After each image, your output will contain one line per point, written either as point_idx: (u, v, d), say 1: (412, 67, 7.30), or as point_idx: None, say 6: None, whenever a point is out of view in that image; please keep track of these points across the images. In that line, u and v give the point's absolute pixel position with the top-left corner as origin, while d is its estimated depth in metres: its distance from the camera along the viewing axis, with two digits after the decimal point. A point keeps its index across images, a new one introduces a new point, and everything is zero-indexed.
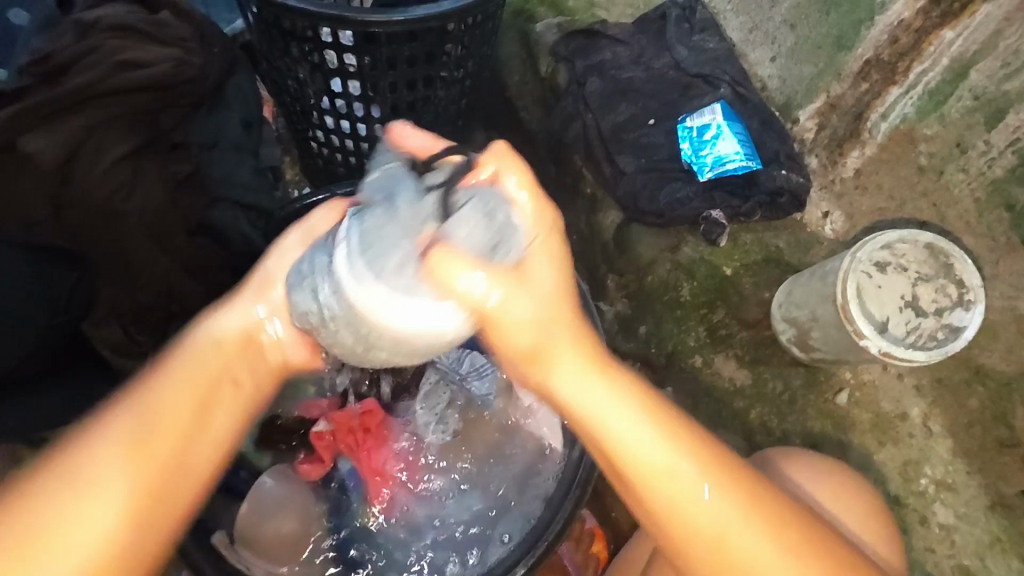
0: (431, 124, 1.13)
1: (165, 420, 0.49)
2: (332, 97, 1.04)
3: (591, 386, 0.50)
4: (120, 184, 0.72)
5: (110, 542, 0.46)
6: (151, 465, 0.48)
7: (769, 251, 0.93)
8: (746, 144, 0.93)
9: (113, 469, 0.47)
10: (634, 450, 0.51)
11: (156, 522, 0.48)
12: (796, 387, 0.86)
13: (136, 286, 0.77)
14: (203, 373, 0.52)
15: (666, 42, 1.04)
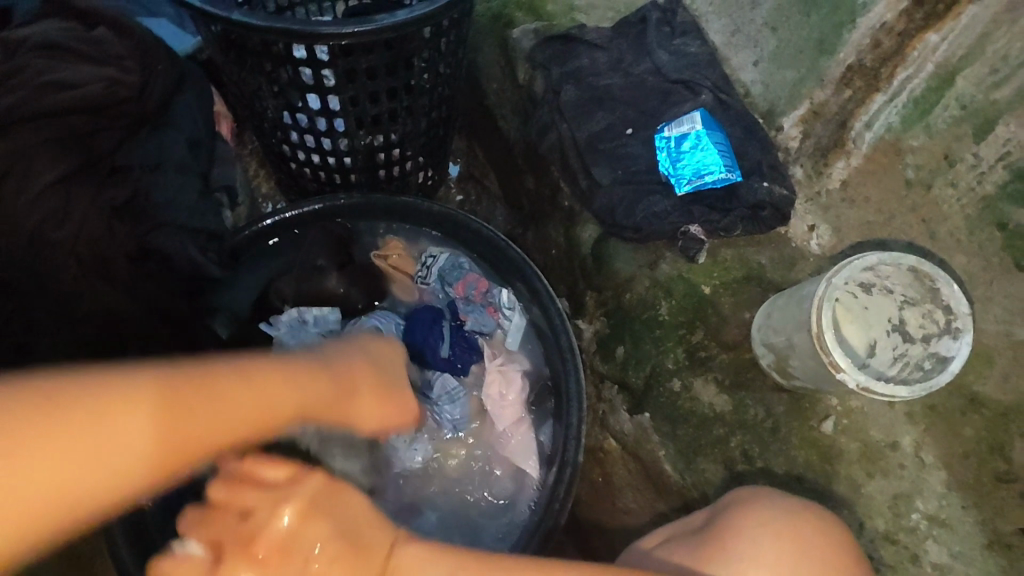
0: (402, 138, 1.10)
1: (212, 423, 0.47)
2: (294, 112, 1.00)
3: None
4: (51, 210, 0.72)
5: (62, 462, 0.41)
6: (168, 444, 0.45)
7: (751, 267, 0.87)
8: (726, 154, 0.88)
9: (133, 428, 0.44)
10: None
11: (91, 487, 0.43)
12: (779, 414, 0.80)
13: (77, 313, 0.77)
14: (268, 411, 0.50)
15: (647, 47, 1.00)
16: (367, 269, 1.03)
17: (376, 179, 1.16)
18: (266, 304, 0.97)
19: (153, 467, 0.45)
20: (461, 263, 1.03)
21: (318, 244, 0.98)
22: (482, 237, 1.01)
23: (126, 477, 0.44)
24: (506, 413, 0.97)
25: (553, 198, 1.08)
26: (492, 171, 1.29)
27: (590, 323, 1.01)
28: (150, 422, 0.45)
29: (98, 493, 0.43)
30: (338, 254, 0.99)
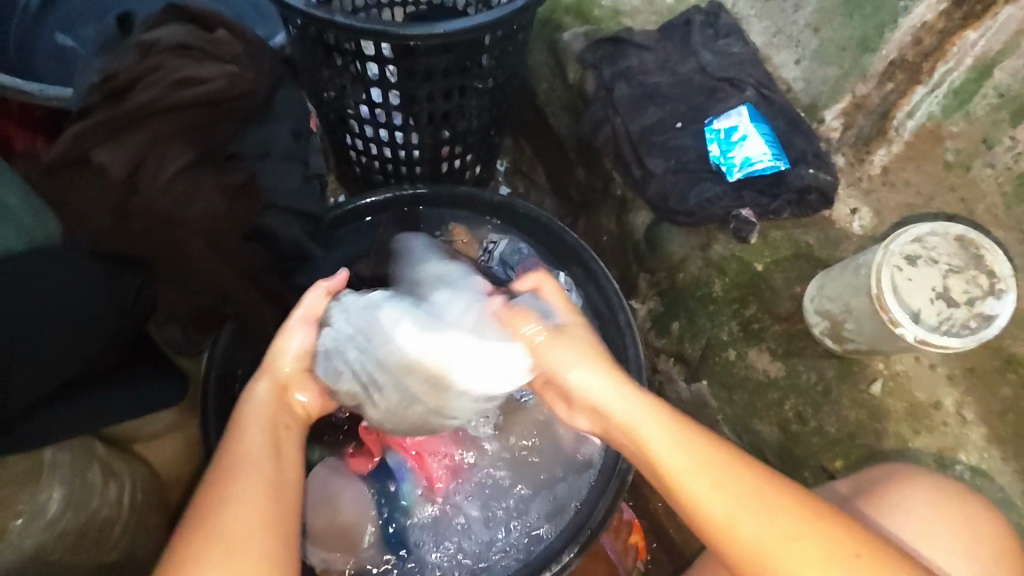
0: (465, 132, 1.18)
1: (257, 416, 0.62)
2: (371, 108, 1.08)
3: (632, 409, 0.66)
4: (181, 193, 0.76)
5: (227, 497, 0.53)
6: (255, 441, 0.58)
7: (799, 247, 0.95)
8: (774, 144, 0.97)
9: (245, 454, 0.57)
10: (672, 467, 0.61)
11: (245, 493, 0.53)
12: (830, 378, 0.88)
13: (194, 288, 0.85)
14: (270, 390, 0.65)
15: (692, 47, 1.08)
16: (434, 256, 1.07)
17: (438, 171, 1.23)
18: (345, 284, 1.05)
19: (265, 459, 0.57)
20: (520, 249, 1.12)
21: (392, 231, 1.05)
22: (531, 220, 1.11)
23: (254, 477, 0.55)
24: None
25: (605, 188, 1.16)
26: (540, 164, 1.38)
27: (643, 302, 1.10)
28: (241, 455, 0.57)
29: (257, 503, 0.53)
30: (409, 239, 1.06)
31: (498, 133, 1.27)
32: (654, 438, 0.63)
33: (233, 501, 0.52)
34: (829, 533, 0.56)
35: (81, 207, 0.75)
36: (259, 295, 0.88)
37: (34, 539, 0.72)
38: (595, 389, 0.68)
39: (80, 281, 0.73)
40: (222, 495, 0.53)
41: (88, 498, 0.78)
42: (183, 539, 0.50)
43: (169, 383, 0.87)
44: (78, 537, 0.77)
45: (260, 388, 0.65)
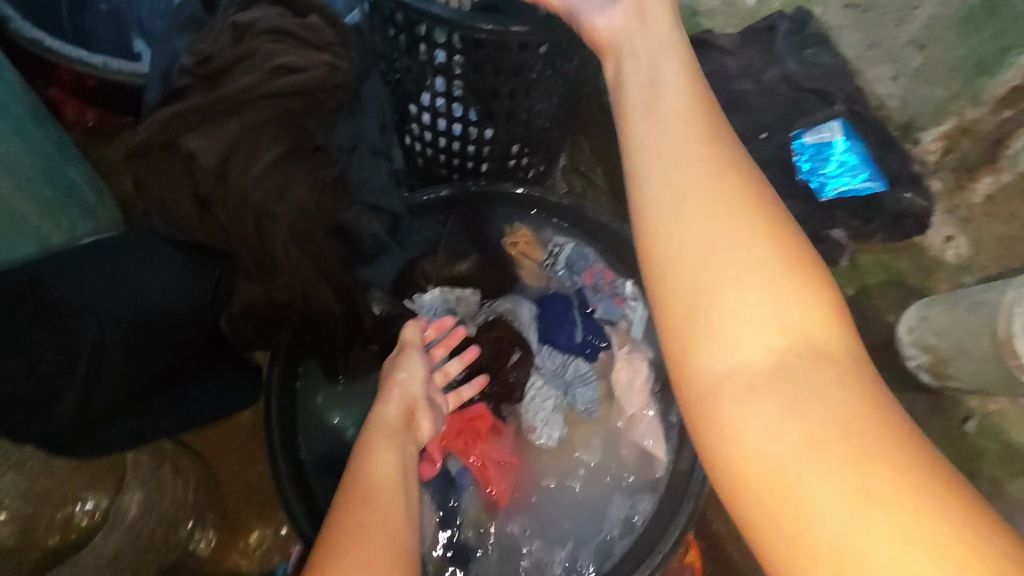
0: (527, 129, 1.04)
1: (384, 432, 0.74)
2: (433, 97, 0.95)
3: (682, 163, 0.49)
4: (271, 189, 0.75)
5: (369, 496, 0.64)
6: (388, 455, 0.71)
7: (891, 272, 0.93)
8: (866, 163, 0.93)
9: (379, 463, 0.69)
10: (679, 241, 0.47)
11: (383, 495, 0.65)
12: (921, 412, 0.85)
13: (273, 284, 0.81)
14: (399, 408, 0.79)
15: (776, 55, 0.99)
16: (500, 260, 1.06)
17: (504, 168, 1.12)
18: (411, 282, 1.03)
19: (397, 474, 0.69)
20: (586, 254, 1.05)
21: (458, 230, 1.02)
22: (603, 227, 1.03)
23: (388, 485, 0.67)
24: (633, 399, 0.98)
25: None
26: (599, 165, 1.33)
27: None
28: (377, 466, 0.69)
29: (394, 510, 0.64)
30: (475, 238, 1.04)
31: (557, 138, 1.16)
32: (685, 207, 0.47)
33: (374, 502, 0.63)
34: (816, 310, 0.45)
35: (165, 194, 0.75)
36: (334, 294, 0.86)
37: (115, 539, 0.88)
38: (649, 109, 0.52)
39: (158, 278, 0.72)
40: (361, 495, 0.64)
41: (160, 499, 0.93)
42: (340, 515, 0.62)
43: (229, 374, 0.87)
44: (152, 535, 0.92)
45: (389, 408, 0.79)
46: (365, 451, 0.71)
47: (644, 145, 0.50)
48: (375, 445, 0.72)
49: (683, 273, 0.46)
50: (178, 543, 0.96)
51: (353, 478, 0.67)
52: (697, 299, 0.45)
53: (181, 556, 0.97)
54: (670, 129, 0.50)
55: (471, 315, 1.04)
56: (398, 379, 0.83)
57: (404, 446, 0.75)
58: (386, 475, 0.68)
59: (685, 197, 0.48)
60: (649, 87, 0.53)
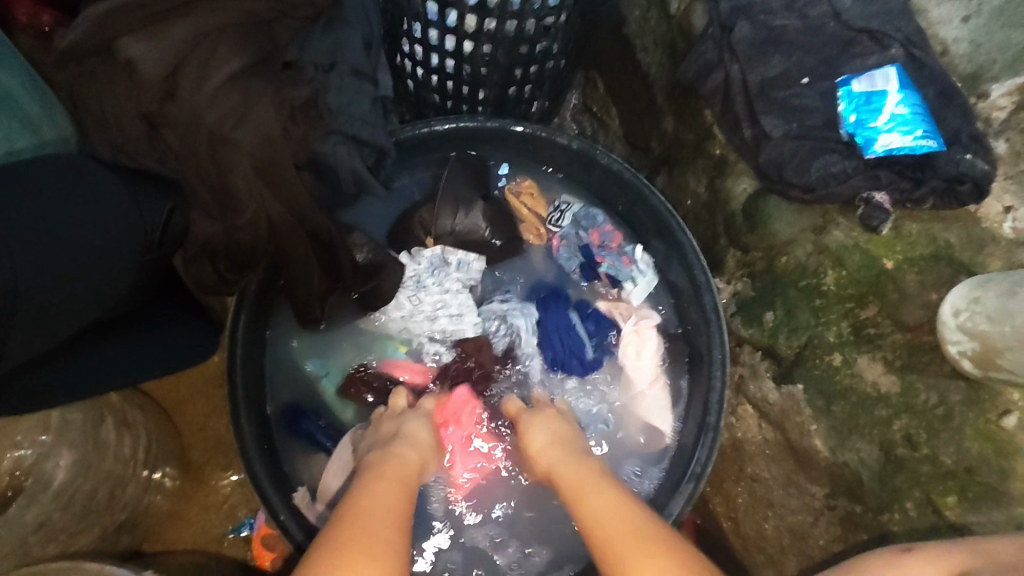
0: (533, 76, 0.97)
1: (397, 467, 0.68)
2: (427, 25, 0.88)
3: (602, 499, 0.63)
4: (229, 109, 0.64)
5: (377, 517, 0.57)
6: (396, 486, 0.64)
7: (938, 245, 0.80)
8: (925, 117, 0.79)
9: (382, 491, 0.62)
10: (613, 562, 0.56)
11: (390, 519, 0.57)
12: (955, 403, 0.76)
13: (235, 223, 0.71)
14: (416, 451, 0.73)
15: None
16: (505, 210, 0.95)
17: (506, 97, 1.00)
18: (407, 231, 0.93)
19: (399, 501, 0.61)
20: (595, 214, 0.96)
21: (459, 176, 0.91)
22: (613, 175, 0.91)
23: (391, 508, 0.59)
24: (643, 373, 0.91)
25: (698, 145, 1.00)
26: (614, 107, 1.20)
27: (728, 284, 0.98)
28: (388, 494, 0.61)
29: (394, 528, 0.56)
30: (479, 186, 0.93)
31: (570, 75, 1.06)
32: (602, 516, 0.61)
33: (377, 521, 0.56)
34: None
35: (109, 109, 0.65)
36: (308, 236, 0.76)
37: (39, 506, 0.79)
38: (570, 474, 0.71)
39: (105, 204, 0.61)
40: (359, 515, 0.56)
41: (98, 460, 0.85)
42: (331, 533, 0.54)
43: (186, 313, 0.78)
44: (91, 500, 0.84)
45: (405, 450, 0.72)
46: (373, 479, 0.64)
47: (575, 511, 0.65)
48: (387, 477, 0.65)
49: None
50: (127, 505, 0.89)
51: (360, 499, 0.60)
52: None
53: (134, 513, 0.90)
54: (590, 479, 0.68)
55: (470, 285, 0.92)
56: (413, 428, 0.77)
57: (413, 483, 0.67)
58: (394, 504, 0.60)
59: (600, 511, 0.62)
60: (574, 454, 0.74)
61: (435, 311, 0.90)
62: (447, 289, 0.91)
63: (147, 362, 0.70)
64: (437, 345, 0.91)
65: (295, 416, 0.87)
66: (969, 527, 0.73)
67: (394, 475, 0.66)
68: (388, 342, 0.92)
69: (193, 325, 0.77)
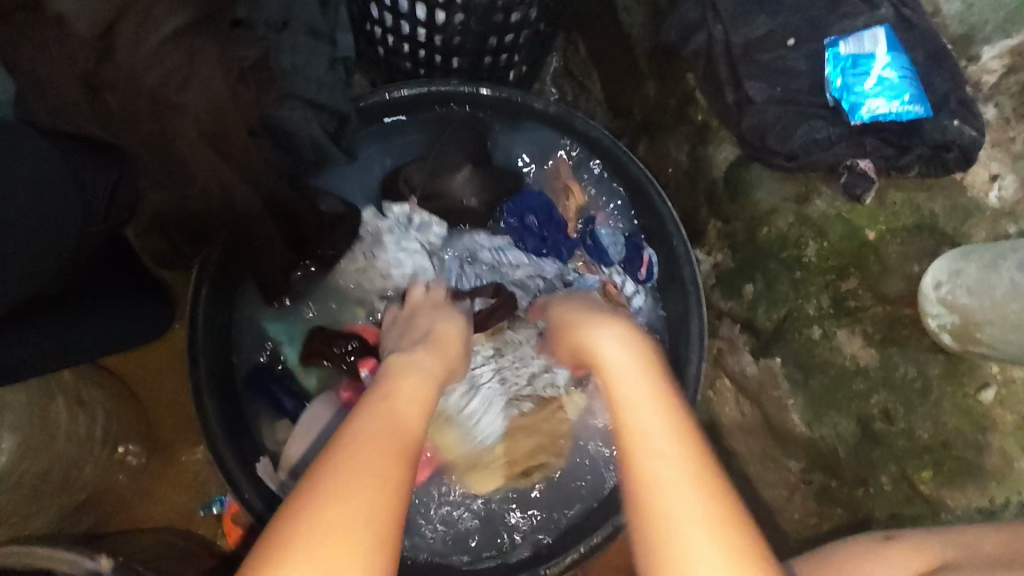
0: (511, 42, 0.94)
1: (397, 385, 0.58)
2: None
3: (650, 414, 0.54)
4: (173, 71, 0.60)
5: (365, 437, 0.50)
6: (396, 393, 0.57)
7: (922, 216, 0.78)
8: (914, 83, 0.76)
9: (387, 399, 0.56)
10: (661, 495, 0.48)
11: (390, 435, 0.51)
12: (934, 377, 0.74)
13: (187, 194, 0.68)
14: (412, 390, 0.58)
15: None
16: (503, 174, 0.91)
17: (480, 66, 0.96)
18: (394, 186, 0.90)
19: (408, 412, 0.55)
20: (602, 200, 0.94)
21: (454, 141, 0.89)
22: (591, 141, 0.88)
23: (398, 411, 0.54)
24: None
25: (680, 109, 0.96)
26: (595, 71, 1.14)
27: (709, 254, 0.97)
28: (384, 408, 0.54)
29: (392, 439, 0.51)
30: (476, 152, 0.89)
31: (551, 36, 1.01)
32: (658, 455, 0.50)
33: (366, 437, 0.50)
34: None
35: (36, 70, 0.58)
36: (264, 205, 0.73)
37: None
38: (629, 393, 0.57)
39: (42, 171, 0.55)
40: (361, 433, 0.51)
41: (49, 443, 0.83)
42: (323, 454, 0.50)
43: (133, 290, 0.74)
44: (43, 482, 0.83)
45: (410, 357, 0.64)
46: (378, 388, 0.57)
47: (630, 432, 0.53)
48: (393, 383, 0.58)
49: (647, 493, 0.49)
50: (85, 483, 0.89)
51: (363, 407, 0.55)
52: (665, 537, 0.47)
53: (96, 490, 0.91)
54: (648, 423, 0.53)
55: (429, 248, 0.89)
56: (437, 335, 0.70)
57: (416, 409, 0.56)
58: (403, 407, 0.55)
59: (658, 462, 0.50)
60: (615, 374, 0.60)
61: (387, 268, 0.88)
62: (404, 248, 0.88)
63: (87, 347, 0.67)
64: (387, 302, 0.88)
65: (261, 390, 0.84)
66: (945, 504, 0.73)
67: (399, 385, 0.58)
68: (349, 306, 0.90)
69: (138, 300, 0.74)
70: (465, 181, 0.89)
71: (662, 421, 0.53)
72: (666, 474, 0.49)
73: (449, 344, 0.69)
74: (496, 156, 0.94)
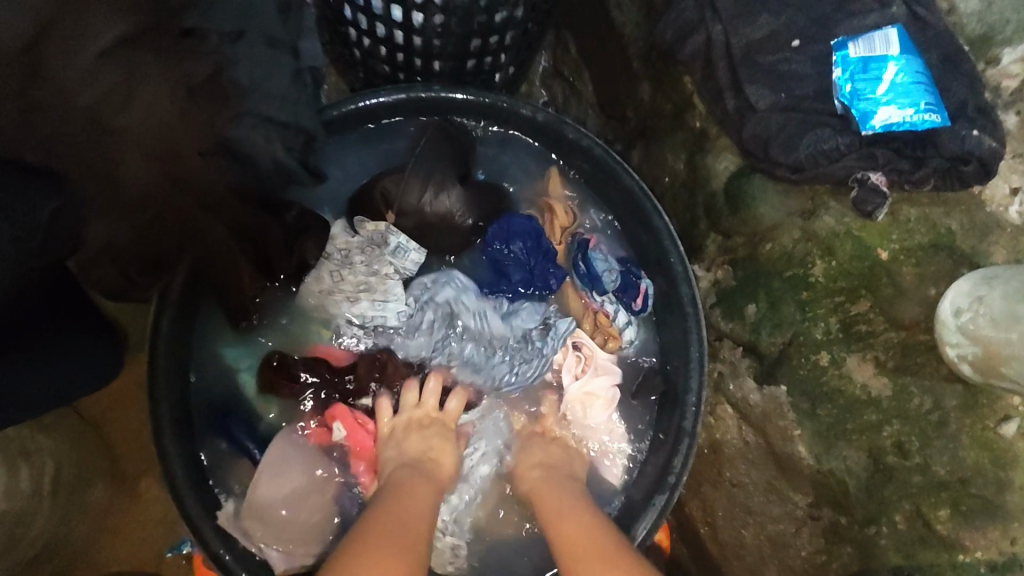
0: (495, 43, 0.87)
1: (406, 490, 0.66)
2: None
3: (605, 541, 0.63)
4: (112, 88, 0.53)
5: (389, 524, 0.58)
6: (408, 496, 0.65)
7: (938, 233, 0.72)
8: (930, 88, 0.70)
9: (400, 499, 0.64)
10: None
11: (408, 526, 0.58)
12: (950, 408, 0.71)
13: (139, 219, 0.62)
14: (416, 493, 0.66)
15: None
16: (490, 189, 0.85)
17: (463, 69, 0.90)
18: (369, 203, 0.83)
19: (421, 514, 0.62)
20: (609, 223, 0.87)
21: (438, 151, 0.81)
22: (582, 151, 0.82)
23: (411, 510, 0.62)
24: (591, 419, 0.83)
25: (677, 115, 0.90)
26: (586, 71, 1.08)
27: (709, 271, 0.88)
28: (399, 507, 0.62)
29: (410, 530, 0.58)
30: (460, 162, 0.82)
31: (539, 36, 0.95)
32: (615, 567, 0.58)
33: (393, 524, 0.58)
34: None
35: None
36: (224, 225, 0.68)
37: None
38: (586, 527, 0.65)
39: None
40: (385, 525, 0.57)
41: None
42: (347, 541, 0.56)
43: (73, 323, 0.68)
44: None
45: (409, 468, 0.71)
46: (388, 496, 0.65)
47: (587, 555, 0.61)
48: (404, 489, 0.66)
49: None
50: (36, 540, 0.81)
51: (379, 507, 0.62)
52: None
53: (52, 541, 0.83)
54: (607, 551, 0.61)
55: (404, 272, 0.82)
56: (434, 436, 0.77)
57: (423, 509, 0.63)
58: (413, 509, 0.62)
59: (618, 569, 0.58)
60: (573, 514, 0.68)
61: (356, 292, 0.81)
62: (376, 270, 0.81)
63: (15, 396, 0.62)
64: (354, 328, 0.82)
65: (224, 422, 0.78)
66: (961, 543, 0.70)
67: (409, 490, 0.66)
68: (312, 325, 0.83)
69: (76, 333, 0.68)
70: (453, 197, 0.82)
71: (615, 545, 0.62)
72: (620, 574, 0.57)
73: (441, 468, 0.74)
74: (479, 170, 0.88)
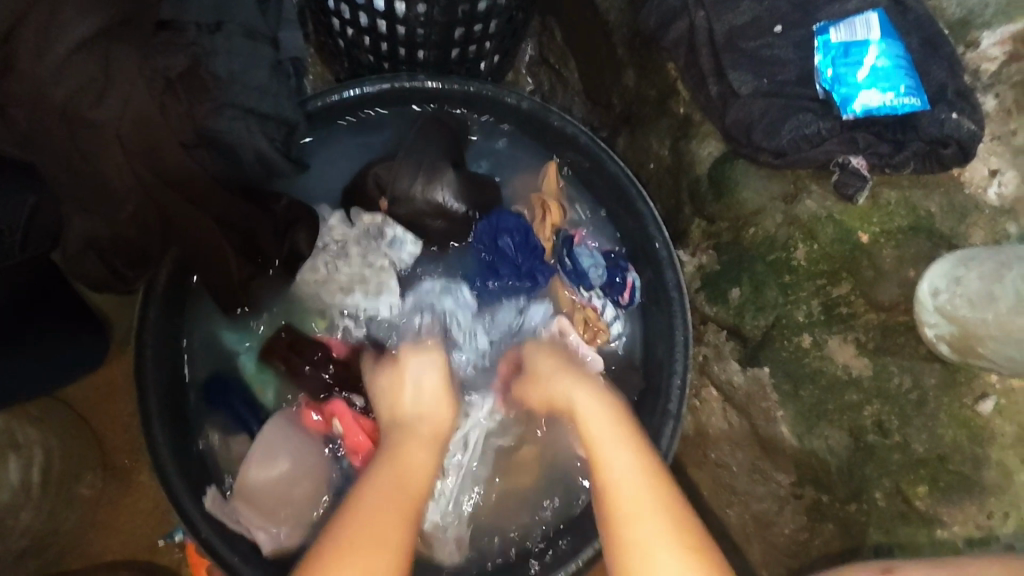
0: (479, 32, 0.87)
1: (401, 443, 0.65)
2: None
3: (619, 453, 0.61)
4: (87, 80, 0.57)
5: (383, 492, 0.58)
6: (402, 450, 0.64)
7: (918, 216, 0.73)
8: (911, 72, 0.70)
9: (396, 455, 0.63)
10: (629, 518, 0.56)
11: (403, 489, 0.59)
12: (929, 387, 0.72)
13: (120, 213, 0.64)
14: (412, 445, 0.65)
15: None
16: (480, 177, 0.84)
17: (448, 59, 0.90)
18: (362, 193, 0.82)
19: (419, 472, 0.62)
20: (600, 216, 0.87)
21: (425, 140, 0.81)
22: (567, 138, 0.82)
23: (405, 469, 0.62)
24: None
25: (661, 102, 0.90)
26: (572, 58, 1.08)
27: (693, 256, 0.88)
28: (395, 466, 0.62)
29: (406, 495, 0.58)
30: (449, 150, 0.82)
31: (523, 24, 0.95)
32: (626, 489, 0.58)
33: (388, 489, 0.58)
34: None
35: None
36: (213, 219, 0.68)
37: None
38: (598, 442, 0.64)
39: None
40: (380, 494, 0.58)
41: None
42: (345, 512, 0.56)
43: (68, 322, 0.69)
44: None
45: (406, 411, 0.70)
46: (384, 452, 0.64)
47: (599, 476, 0.60)
48: (400, 441, 0.66)
49: (618, 525, 0.56)
50: None
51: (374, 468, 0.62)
52: (629, 548, 0.54)
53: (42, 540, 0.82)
54: (620, 469, 0.60)
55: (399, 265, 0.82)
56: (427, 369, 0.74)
57: (420, 465, 0.63)
58: (409, 464, 0.62)
59: (626, 493, 0.58)
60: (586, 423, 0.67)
61: (350, 283, 0.80)
62: (371, 263, 0.80)
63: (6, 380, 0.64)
64: (347, 319, 0.81)
65: (214, 415, 0.79)
66: (940, 517, 0.71)
67: (403, 441, 0.66)
68: (307, 315, 0.82)
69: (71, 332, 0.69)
70: (445, 184, 0.81)
71: (629, 456, 0.61)
72: (630, 497, 0.57)
73: (443, 404, 0.72)
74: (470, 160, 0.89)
